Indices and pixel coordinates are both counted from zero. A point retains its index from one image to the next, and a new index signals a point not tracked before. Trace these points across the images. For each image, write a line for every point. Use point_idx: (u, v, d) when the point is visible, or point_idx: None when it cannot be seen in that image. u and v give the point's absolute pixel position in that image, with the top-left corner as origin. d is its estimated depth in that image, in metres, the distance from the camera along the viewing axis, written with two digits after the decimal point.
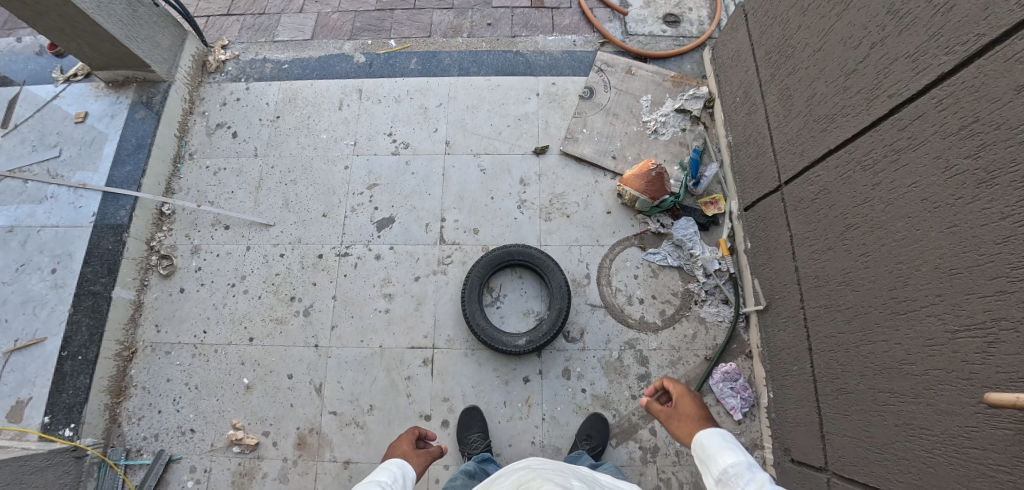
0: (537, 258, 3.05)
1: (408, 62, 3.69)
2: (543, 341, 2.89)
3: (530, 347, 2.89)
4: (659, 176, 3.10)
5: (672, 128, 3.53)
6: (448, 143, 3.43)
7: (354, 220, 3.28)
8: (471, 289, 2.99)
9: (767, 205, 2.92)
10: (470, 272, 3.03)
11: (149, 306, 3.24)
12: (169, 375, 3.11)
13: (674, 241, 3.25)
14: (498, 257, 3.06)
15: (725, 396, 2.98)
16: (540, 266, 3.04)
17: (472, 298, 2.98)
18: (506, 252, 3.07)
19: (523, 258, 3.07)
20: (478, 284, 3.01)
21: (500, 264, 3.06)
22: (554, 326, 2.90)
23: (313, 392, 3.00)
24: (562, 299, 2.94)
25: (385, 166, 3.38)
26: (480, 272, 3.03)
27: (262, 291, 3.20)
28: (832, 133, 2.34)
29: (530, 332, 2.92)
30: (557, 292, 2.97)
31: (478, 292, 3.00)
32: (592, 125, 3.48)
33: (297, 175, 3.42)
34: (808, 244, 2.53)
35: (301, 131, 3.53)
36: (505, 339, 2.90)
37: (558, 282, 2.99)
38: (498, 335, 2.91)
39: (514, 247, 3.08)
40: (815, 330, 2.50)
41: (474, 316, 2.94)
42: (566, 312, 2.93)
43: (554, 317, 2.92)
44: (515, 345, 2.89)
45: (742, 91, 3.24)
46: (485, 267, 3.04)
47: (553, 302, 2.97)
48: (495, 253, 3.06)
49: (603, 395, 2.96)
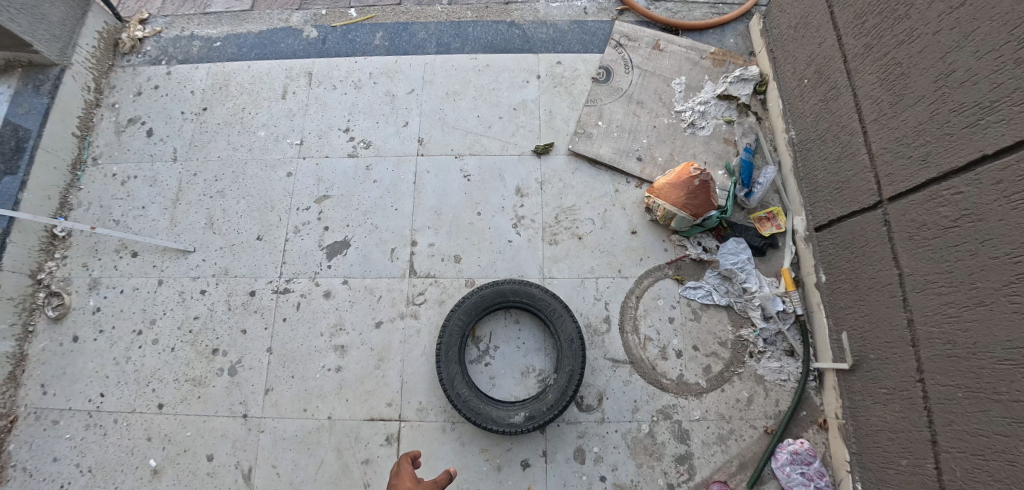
0: (541, 298, 2.23)
1: (372, 37, 2.86)
2: (549, 417, 2.08)
3: (530, 426, 2.07)
4: (703, 184, 2.31)
5: (715, 120, 2.70)
6: (421, 139, 2.60)
7: (296, 243, 2.47)
8: (449, 342, 2.17)
9: (858, 227, 2.13)
10: (448, 319, 2.21)
11: (33, 360, 2.49)
12: (55, 453, 2.35)
13: (720, 272, 2.43)
14: (487, 298, 2.24)
15: (794, 486, 2.18)
16: (545, 310, 2.23)
17: (450, 356, 2.16)
18: (497, 290, 2.25)
19: (521, 298, 2.25)
20: (458, 335, 2.19)
21: (489, 307, 2.24)
22: (563, 396, 2.09)
23: (238, 481, 2.22)
24: (576, 357, 2.14)
25: (339, 171, 2.56)
26: (463, 317, 2.21)
27: (177, 341, 2.42)
28: (997, 134, 1.60)
29: (530, 404, 2.11)
30: (569, 346, 2.16)
31: (459, 346, 2.18)
32: (610, 116, 2.65)
33: (225, 184, 2.61)
34: (937, 291, 1.78)
35: (232, 127, 2.72)
36: (496, 414, 2.08)
37: (569, 332, 2.18)
38: (486, 408, 2.10)
39: (509, 284, 2.26)
40: (944, 416, 1.77)
41: (454, 381, 2.13)
42: (580, 376, 2.12)
43: (564, 383, 2.11)
44: (509, 423, 2.07)
45: (813, 70, 2.43)
46: (469, 311, 2.22)
47: (562, 361, 2.16)
48: (483, 291, 2.25)
49: (630, 486, 2.15)
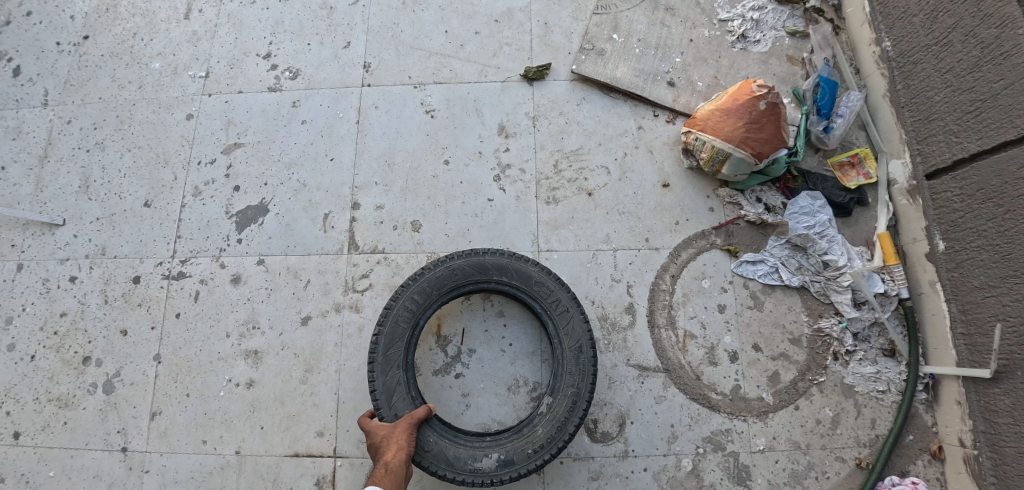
0: (538, 282, 1.51)
1: None
2: (533, 465, 1.40)
3: (504, 476, 1.39)
4: (771, 109, 1.61)
5: (774, 32, 1.95)
6: (368, 65, 1.89)
7: (196, 210, 1.79)
8: (392, 334, 1.47)
9: (1014, 167, 1.44)
10: (395, 299, 1.50)
11: None
12: None
13: (791, 239, 1.72)
14: (458, 274, 1.52)
15: None
16: (542, 300, 1.51)
17: (391, 357, 1.46)
18: (474, 263, 1.53)
19: (509, 279, 1.53)
20: (407, 325, 1.49)
21: (459, 287, 1.53)
22: (558, 435, 1.41)
23: None
24: (585, 374, 1.44)
25: (256, 110, 1.87)
26: (417, 299, 1.50)
27: (38, 347, 1.75)
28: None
29: (508, 442, 1.41)
30: (574, 358, 1.45)
31: (407, 342, 1.48)
32: (628, 27, 1.92)
33: (107, 133, 1.94)
34: None
35: (121, 59, 2.03)
36: (454, 455, 1.40)
37: (577, 336, 1.47)
38: (440, 443, 1.41)
39: (492, 256, 1.53)
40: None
41: (394, 397, 1.44)
42: (586, 404, 1.43)
43: (561, 413, 1.42)
44: (472, 470, 1.39)
45: None
46: (427, 292, 1.51)
47: (560, 379, 1.46)
48: (452, 263, 1.52)
49: None
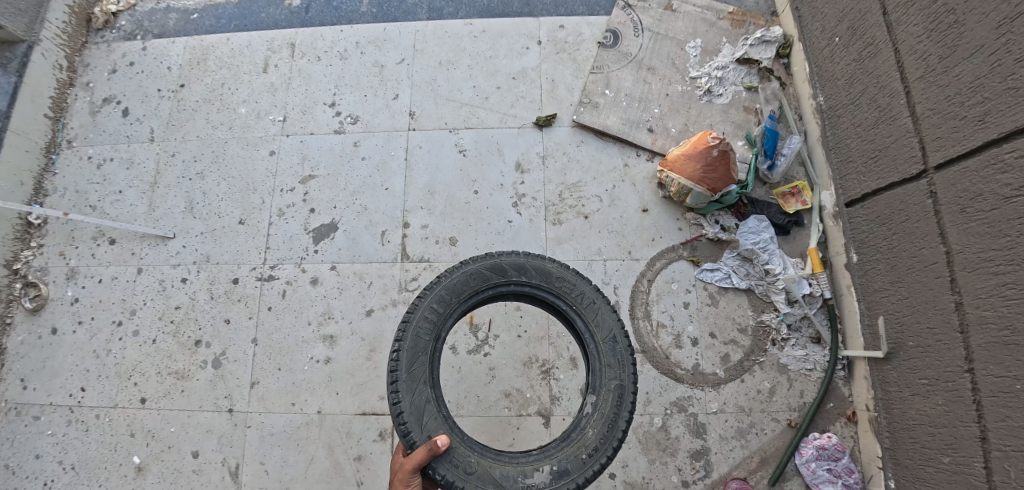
0: (559, 279, 1.76)
1: (359, 2, 2.65)
2: (590, 470, 1.61)
3: (562, 487, 1.58)
4: (722, 155, 2.12)
5: (733, 87, 2.47)
6: (412, 113, 2.41)
7: (281, 228, 2.32)
8: (415, 348, 1.63)
9: (897, 203, 1.92)
10: (415, 311, 1.67)
11: (14, 353, 2.39)
12: (38, 449, 2.28)
13: (741, 252, 2.24)
14: (478, 278, 1.74)
15: (820, 484, 2.03)
16: (567, 297, 1.76)
17: (416, 376, 1.61)
18: (489, 265, 1.76)
19: (530, 279, 1.77)
20: (428, 337, 1.66)
21: (478, 292, 1.73)
22: (609, 434, 1.65)
23: (225, 478, 2.12)
24: (622, 368, 1.70)
25: (324, 149, 2.39)
26: (438, 307, 1.68)
27: (158, 332, 2.29)
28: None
29: (559, 452, 1.63)
30: (610, 350, 1.71)
31: (428, 355, 1.65)
32: (618, 84, 2.44)
33: (204, 165, 2.45)
34: (992, 270, 1.58)
35: (212, 104, 2.55)
36: (501, 474, 1.57)
37: (608, 328, 1.72)
38: (487, 465, 1.58)
39: (507, 258, 1.78)
40: (998, 411, 1.58)
41: (425, 416, 1.59)
42: (630, 393, 1.69)
43: (607, 414, 1.66)
44: (527, 484, 1.57)
45: (846, 28, 2.18)
46: (446, 300, 1.70)
47: (600, 375, 1.71)
48: (468, 269, 1.74)
49: (642, 484, 2.02)
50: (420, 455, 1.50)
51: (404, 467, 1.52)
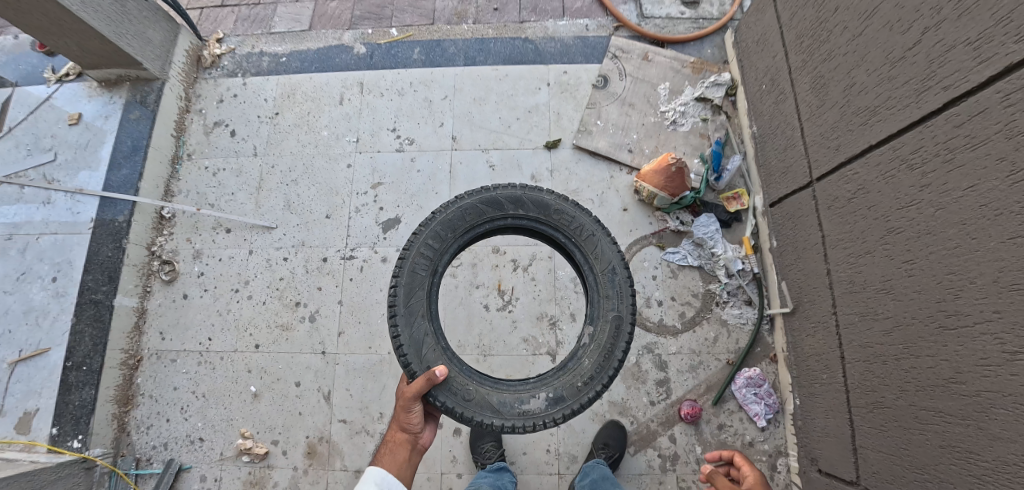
0: (556, 211, 2.34)
1: (411, 52, 3.52)
2: (584, 395, 2.19)
3: (557, 409, 2.16)
4: (679, 170, 2.94)
5: (692, 119, 3.32)
6: (454, 138, 3.28)
7: (358, 221, 3.17)
8: (412, 284, 2.18)
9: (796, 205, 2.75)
10: (413, 245, 2.21)
11: (153, 313, 3.16)
12: (176, 383, 3.07)
13: (695, 240, 3.09)
14: (475, 211, 2.30)
15: (748, 403, 2.88)
16: (566, 229, 2.35)
17: (413, 309, 2.17)
18: (485, 200, 2.31)
19: (529, 212, 2.35)
20: (425, 272, 2.21)
21: (474, 222, 2.30)
22: (604, 365, 2.22)
23: (321, 400, 2.96)
24: (623, 298, 2.27)
25: (389, 163, 3.26)
26: (435, 244, 2.24)
27: (267, 297, 3.11)
28: (899, 119, 2.09)
29: (555, 381, 2.21)
30: (609, 279, 2.29)
31: (425, 285, 2.21)
32: (607, 116, 3.29)
33: (298, 175, 3.30)
34: (844, 247, 2.39)
35: (301, 128, 3.39)
36: (500, 400, 2.14)
37: (608, 262, 2.30)
38: (484, 393, 2.14)
39: (505, 192, 2.34)
40: (874, 345, 2.24)
41: (425, 348, 2.15)
42: (626, 325, 2.26)
43: (601, 346, 2.23)
44: (527, 407, 2.15)
45: (767, 78, 3.02)
46: (443, 234, 2.25)
47: (598, 310, 2.30)
48: (465, 202, 2.28)
49: (620, 402, 2.90)
50: (419, 384, 2.05)
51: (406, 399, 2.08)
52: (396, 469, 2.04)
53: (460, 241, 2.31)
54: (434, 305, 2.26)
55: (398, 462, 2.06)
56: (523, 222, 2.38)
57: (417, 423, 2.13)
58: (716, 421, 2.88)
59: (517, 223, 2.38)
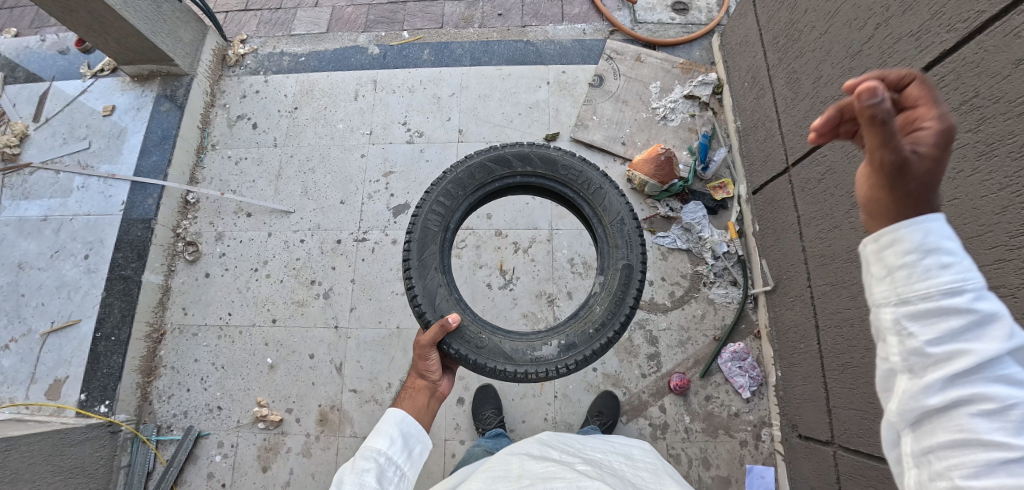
0: (562, 166, 2.62)
1: (421, 53, 3.83)
2: (597, 342, 2.42)
3: (570, 356, 2.39)
4: (668, 160, 3.21)
5: (681, 115, 3.59)
6: (460, 131, 3.53)
7: (371, 206, 3.40)
8: (425, 240, 2.47)
9: (773, 194, 3.04)
10: (425, 204, 2.51)
11: (176, 290, 3.36)
12: (196, 355, 3.22)
13: (683, 225, 3.33)
14: (484, 169, 2.60)
15: (734, 376, 3.07)
16: (573, 182, 2.63)
17: (426, 263, 2.45)
18: (493, 159, 2.60)
19: (536, 169, 2.64)
20: (436, 229, 2.51)
21: (482, 181, 2.60)
22: (615, 314, 2.44)
23: (334, 372, 3.10)
24: (632, 248, 2.51)
25: (400, 153, 3.51)
26: (446, 202, 2.53)
27: (284, 275, 3.32)
28: None
29: (567, 331, 2.46)
30: (619, 230, 2.53)
31: (438, 237, 2.51)
32: (601, 112, 3.56)
33: (315, 164, 3.55)
34: (816, 224, 2.67)
35: (318, 122, 3.66)
36: (510, 348, 2.39)
37: (616, 213, 2.55)
38: (497, 343, 2.39)
39: (512, 150, 2.63)
40: (845, 308, 2.49)
41: (438, 298, 2.41)
42: (638, 273, 2.48)
43: (612, 293, 2.47)
44: (540, 354, 2.39)
45: (749, 76, 3.31)
46: (453, 192, 2.55)
47: (609, 259, 2.56)
48: (474, 162, 2.58)
49: (614, 374, 3.09)
50: (433, 332, 2.21)
51: (423, 343, 2.22)
52: (416, 412, 2.01)
53: (470, 199, 2.60)
54: (446, 259, 2.55)
55: (418, 406, 2.04)
56: (532, 178, 2.67)
57: (434, 370, 2.21)
58: (704, 392, 3.06)
59: (525, 179, 2.67)
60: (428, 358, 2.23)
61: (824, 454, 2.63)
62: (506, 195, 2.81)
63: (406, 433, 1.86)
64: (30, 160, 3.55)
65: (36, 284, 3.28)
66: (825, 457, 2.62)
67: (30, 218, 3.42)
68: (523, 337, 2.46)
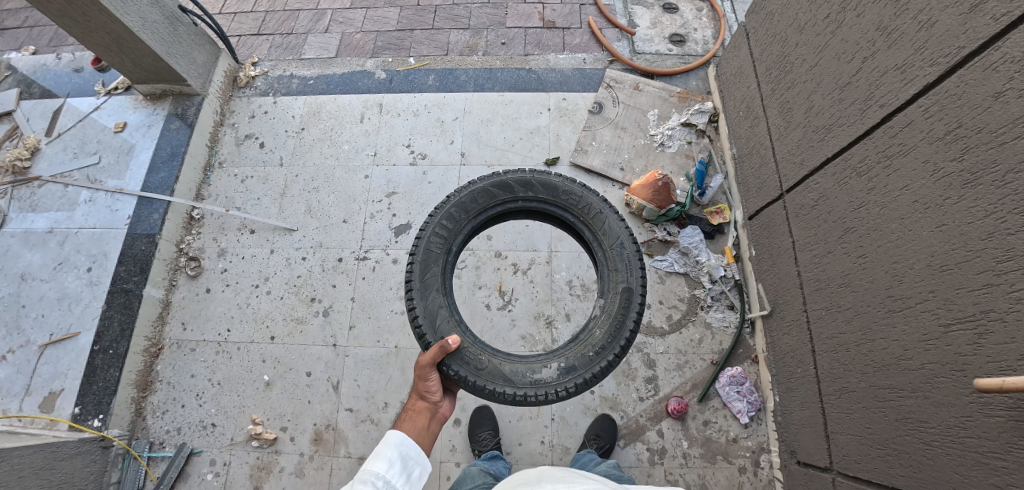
0: (563, 192, 2.68)
1: (426, 79, 3.95)
2: (597, 365, 2.43)
3: (570, 379, 2.40)
4: (665, 186, 3.27)
5: (678, 141, 3.68)
6: (463, 154, 3.62)
7: (373, 226, 3.45)
8: (428, 262, 2.52)
9: (770, 222, 3.08)
10: (428, 227, 2.56)
11: (176, 305, 3.37)
12: (193, 371, 3.21)
13: (680, 249, 3.39)
14: (487, 194, 2.65)
15: (732, 400, 3.05)
16: (574, 207, 2.68)
17: (430, 284, 2.49)
18: (495, 184, 2.66)
19: (538, 194, 2.70)
20: (439, 251, 2.55)
21: (487, 206, 2.66)
22: (616, 339, 2.46)
23: (330, 390, 3.08)
24: (632, 271, 2.55)
25: (403, 175, 3.58)
26: (449, 225, 2.58)
27: (285, 292, 3.34)
28: (847, 135, 2.50)
29: (568, 354, 2.46)
30: (618, 253, 2.57)
31: (440, 260, 2.55)
32: (601, 138, 3.66)
33: (319, 183, 3.62)
34: (811, 249, 2.72)
35: (324, 142, 3.74)
36: (510, 371, 2.40)
37: (616, 237, 2.60)
38: (498, 364, 2.40)
39: (514, 176, 2.69)
40: (840, 333, 2.52)
41: (439, 321, 2.44)
42: (638, 298, 2.51)
43: (612, 316, 2.50)
44: (541, 377, 2.40)
45: (744, 105, 3.41)
46: (456, 216, 2.60)
47: (609, 282, 2.59)
48: (477, 187, 2.63)
49: (611, 397, 3.08)
50: (432, 352, 2.22)
51: (423, 365, 2.24)
52: (415, 434, 2.06)
53: (472, 223, 2.65)
54: (448, 280, 2.58)
55: (418, 428, 2.09)
56: (533, 203, 2.72)
57: (434, 391, 2.24)
58: (702, 417, 3.04)
59: (527, 204, 2.72)
60: (428, 383, 2.25)
61: (823, 481, 2.60)
62: (508, 219, 2.86)
63: (404, 455, 1.93)
64: (40, 174, 3.62)
65: (37, 295, 3.30)
66: (824, 484, 2.60)
67: (36, 231, 3.47)
68: (523, 359, 2.47)
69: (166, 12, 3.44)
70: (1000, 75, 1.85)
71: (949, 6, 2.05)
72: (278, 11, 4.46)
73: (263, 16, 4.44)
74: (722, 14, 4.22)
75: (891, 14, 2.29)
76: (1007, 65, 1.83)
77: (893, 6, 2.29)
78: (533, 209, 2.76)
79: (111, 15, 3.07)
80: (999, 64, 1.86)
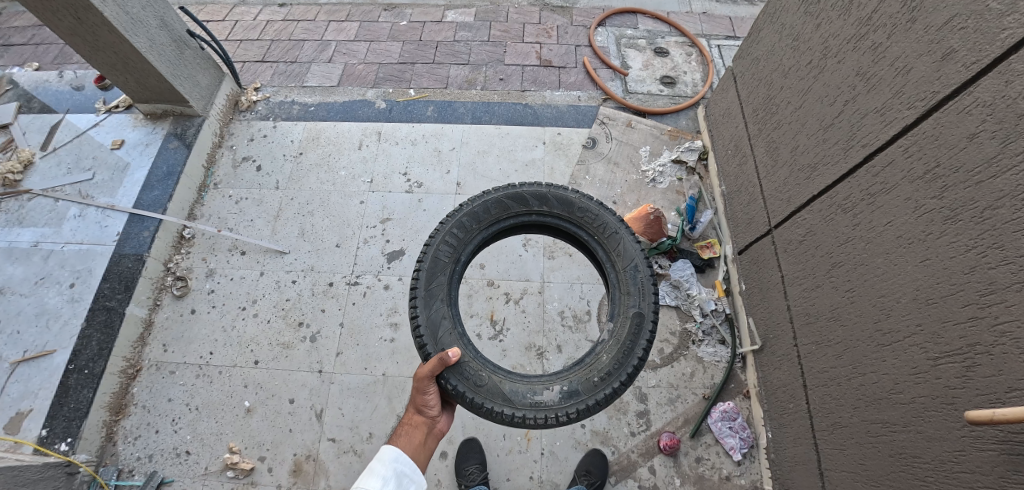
0: (580, 208, 2.71)
1: (426, 109, 4.05)
2: (604, 392, 2.39)
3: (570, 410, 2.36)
4: (657, 219, 3.40)
5: (669, 178, 3.77)
6: (458, 183, 3.66)
7: (365, 250, 3.45)
8: (434, 270, 2.51)
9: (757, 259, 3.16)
10: (437, 235, 2.57)
11: (159, 325, 3.29)
12: (171, 394, 3.09)
13: (672, 282, 3.43)
14: (500, 205, 2.67)
15: (724, 436, 3.00)
16: (589, 225, 2.71)
17: (434, 294, 2.48)
18: (510, 195, 2.69)
19: (553, 209, 2.73)
20: (447, 260, 2.55)
21: (498, 218, 2.68)
22: (625, 365, 2.44)
23: (313, 418, 2.98)
24: (645, 296, 2.55)
25: (399, 202, 3.61)
26: (458, 234, 2.59)
27: (273, 315, 3.27)
28: (832, 173, 2.59)
29: (576, 376, 2.43)
30: (632, 276, 2.58)
31: (447, 271, 2.54)
32: (594, 172, 3.75)
33: (314, 207, 3.62)
34: (800, 284, 2.76)
35: (322, 167, 3.78)
36: (510, 390, 2.35)
37: (630, 259, 2.61)
38: (497, 382, 2.36)
39: (529, 189, 2.72)
40: (832, 368, 2.52)
41: (443, 333, 2.42)
42: (651, 324, 2.51)
43: (621, 341, 2.48)
44: (542, 399, 2.35)
45: (732, 144, 3.54)
46: (467, 225, 2.61)
47: (620, 307, 2.58)
48: (491, 197, 2.66)
49: (602, 431, 3.01)
50: (431, 364, 2.22)
51: (422, 378, 2.24)
52: (411, 450, 2.13)
53: (483, 233, 2.67)
54: (453, 290, 2.56)
55: (414, 444, 2.16)
56: (548, 218, 2.75)
57: (432, 406, 2.29)
58: (695, 453, 2.98)
59: (541, 218, 2.75)
60: (426, 399, 2.27)
61: None
62: (518, 233, 2.88)
63: (399, 472, 2.02)
64: (31, 187, 3.59)
65: (15, 310, 3.21)
66: None
67: (20, 244, 3.40)
68: (524, 379, 2.43)
69: (174, 35, 3.52)
70: (974, 118, 1.95)
71: (923, 54, 2.17)
72: (284, 40, 4.59)
73: (268, 45, 4.56)
74: (710, 59, 4.43)
75: (869, 60, 2.42)
76: (979, 110, 1.94)
77: (870, 54, 2.42)
78: (546, 223, 2.79)
79: (120, 36, 3.14)
80: (971, 108, 1.97)
